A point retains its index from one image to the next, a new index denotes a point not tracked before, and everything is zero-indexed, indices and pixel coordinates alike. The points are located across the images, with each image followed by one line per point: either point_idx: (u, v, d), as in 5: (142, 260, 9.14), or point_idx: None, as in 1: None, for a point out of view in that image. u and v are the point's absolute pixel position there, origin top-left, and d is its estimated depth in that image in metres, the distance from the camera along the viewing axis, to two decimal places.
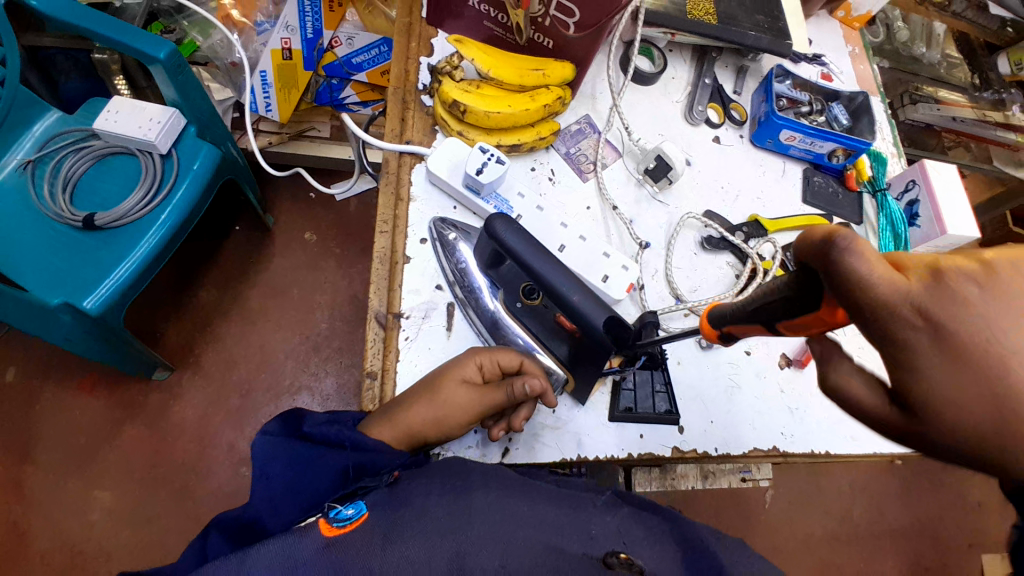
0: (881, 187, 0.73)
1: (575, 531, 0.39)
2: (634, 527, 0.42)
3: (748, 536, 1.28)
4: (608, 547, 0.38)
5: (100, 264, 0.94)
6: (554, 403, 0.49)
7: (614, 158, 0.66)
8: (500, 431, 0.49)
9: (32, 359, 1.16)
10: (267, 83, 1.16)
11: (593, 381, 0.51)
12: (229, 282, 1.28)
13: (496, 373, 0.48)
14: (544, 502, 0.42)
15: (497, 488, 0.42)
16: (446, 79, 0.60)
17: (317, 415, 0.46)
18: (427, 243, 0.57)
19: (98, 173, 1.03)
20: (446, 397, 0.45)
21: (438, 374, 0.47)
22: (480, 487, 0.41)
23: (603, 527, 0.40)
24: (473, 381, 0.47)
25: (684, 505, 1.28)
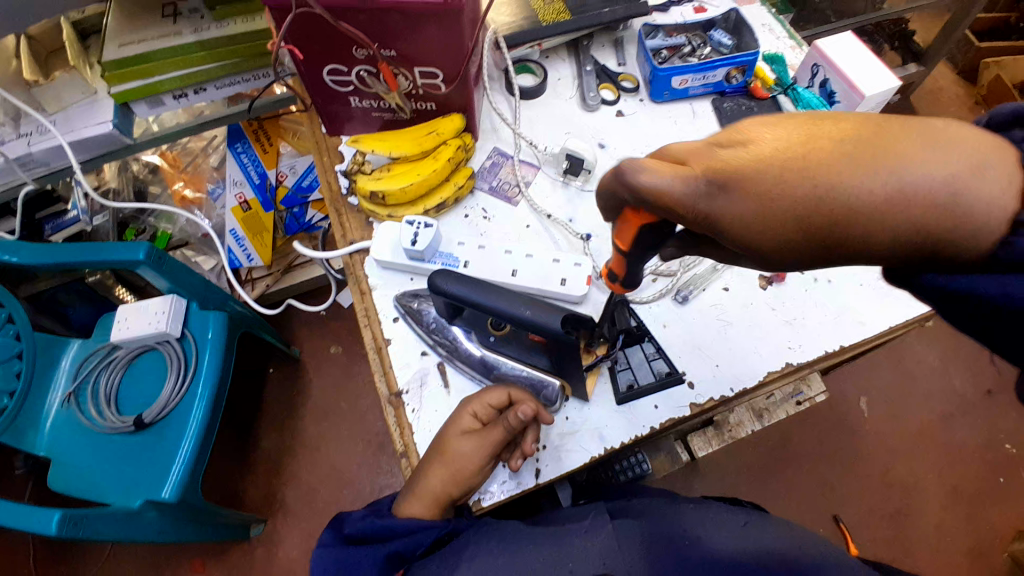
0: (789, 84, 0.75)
1: (557, 565, 0.41)
2: (620, 547, 0.43)
3: (856, 451, 1.23)
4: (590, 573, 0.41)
5: (162, 454, 1.03)
6: (554, 415, 0.52)
7: (534, 173, 0.70)
8: (518, 459, 0.51)
9: (141, 561, 1.22)
10: (241, 237, 1.27)
11: (582, 378, 0.54)
12: (282, 422, 1.36)
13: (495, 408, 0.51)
14: (528, 542, 0.44)
15: (485, 547, 0.43)
16: (358, 176, 0.66)
17: (356, 511, 0.51)
18: (399, 320, 0.61)
19: (132, 378, 1.13)
20: (452, 451, 0.49)
21: (441, 433, 0.51)
22: (465, 554, 0.43)
23: (584, 556, 0.42)
24: (473, 428, 0.50)
25: (780, 444, 1.24)
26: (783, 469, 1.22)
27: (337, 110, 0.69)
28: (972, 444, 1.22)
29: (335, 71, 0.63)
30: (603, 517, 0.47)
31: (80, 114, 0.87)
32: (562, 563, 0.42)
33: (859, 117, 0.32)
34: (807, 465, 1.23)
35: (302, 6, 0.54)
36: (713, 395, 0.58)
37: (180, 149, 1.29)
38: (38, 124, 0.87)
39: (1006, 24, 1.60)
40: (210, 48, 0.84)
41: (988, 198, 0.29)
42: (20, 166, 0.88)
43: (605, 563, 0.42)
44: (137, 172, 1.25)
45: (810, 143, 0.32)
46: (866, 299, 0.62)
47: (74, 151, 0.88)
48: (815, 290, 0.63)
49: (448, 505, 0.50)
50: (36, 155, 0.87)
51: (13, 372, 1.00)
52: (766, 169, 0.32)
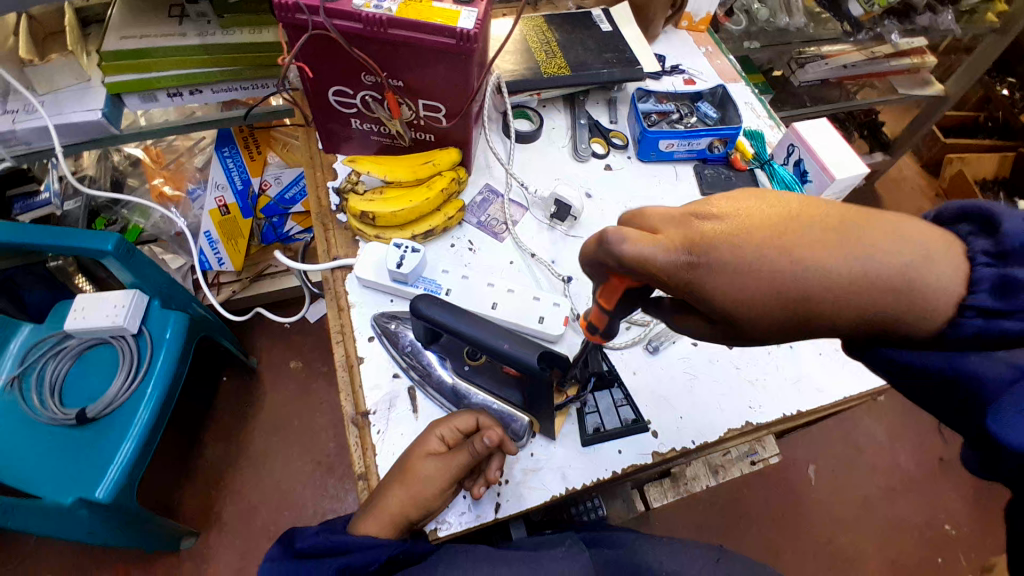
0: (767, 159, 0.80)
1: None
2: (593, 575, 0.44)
3: (801, 515, 1.26)
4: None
5: (99, 454, 0.98)
6: (519, 448, 0.52)
7: (522, 213, 0.73)
8: (480, 488, 0.52)
9: (59, 567, 1.14)
10: (214, 240, 1.26)
11: (550, 414, 0.55)
12: (230, 433, 1.31)
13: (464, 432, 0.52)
14: (505, 566, 0.44)
15: (463, 564, 0.44)
16: (351, 195, 0.67)
17: (309, 528, 0.50)
18: (374, 339, 0.62)
19: (80, 370, 1.09)
20: (417, 475, 0.49)
21: (406, 457, 0.51)
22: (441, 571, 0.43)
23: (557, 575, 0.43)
24: (438, 453, 0.51)
25: (729, 503, 1.27)
26: (730, 527, 1.24)
27: (337, 129, 0.70)
28: (908, 520, 1.27)
29: (341, 93, 0.65)
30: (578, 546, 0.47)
31: (71, 98, 0.86)
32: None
33: (829, 198, 0.35)
34: (753, 525, 1.25)
35: (319, 28, 0.56)
36: (674, 445, 0.60)
37: (166, 146, 1.28)
38: (26, 103, 0.85)
39: (975, 122, 1.74)
40: (213, 53, 0.85)
41: (937, 281, 0.33)
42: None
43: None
44: (116, 163, 1.24)
45: (788, 218, 0.36)
46: (823, 367, 0.66)
47: (59, 134, 0.86)
48: (777, 354, 0.66)
49: (405, 529, 0.50)
50: (19, 133, 0.85)
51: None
52: (743, 232, 0.35)
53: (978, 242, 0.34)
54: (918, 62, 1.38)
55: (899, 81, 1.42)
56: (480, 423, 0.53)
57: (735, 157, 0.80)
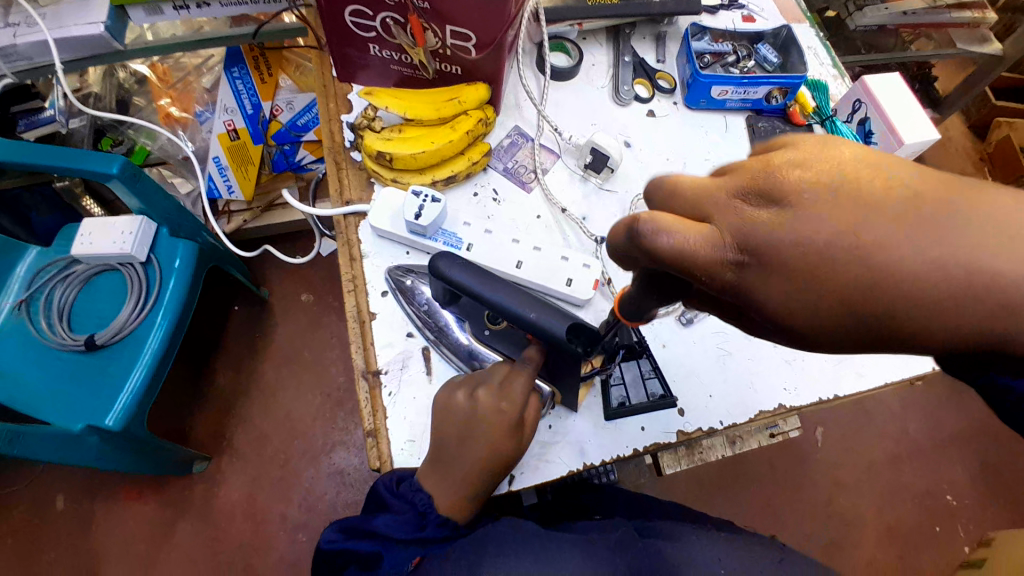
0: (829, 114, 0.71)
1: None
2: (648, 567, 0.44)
3: (803, 481, 1.25)
4: None
5: (110, 379, 0.98)
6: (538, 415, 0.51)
7: (553, 161, 0.66)
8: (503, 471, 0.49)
9: (76, 484, 1.18)
10: (223, 166, 1.20)
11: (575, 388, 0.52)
12: (241, 362, 1.31)
13: (491, 411, 0.48)
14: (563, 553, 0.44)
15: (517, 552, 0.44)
16: (366, 133, 0.60)
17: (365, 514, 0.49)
18: (388, 295, 0.57)
19: (88, 296, 1.08)
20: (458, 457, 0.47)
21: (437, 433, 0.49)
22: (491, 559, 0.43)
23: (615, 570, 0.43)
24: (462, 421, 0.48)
25: (734, 467, 1.25)
26: (732, 487, 1.24)
27: (353, 55, 0.63)
28: (915, 488, 1.25)
29: (359, 13, 0.57)
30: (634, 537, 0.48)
31: (71, 10, 0.78)
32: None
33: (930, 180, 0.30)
34: (755, 484, 1.25)
35: None
36: (701, 425, 0.56)
37: (173, 63, 1.19)
38: (26, 15, 0.79)
39: None
40: None
41: None
42: (1, 57, 0.81)
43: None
44: (122, 80, 1.16)
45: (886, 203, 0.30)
46: None
47: (60, 49, 0.80)
48: None
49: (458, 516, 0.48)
50: (20, 48, 0.79)
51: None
52: None
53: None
54: (974, 21, 1.19)
55: (958, 33, 1.24)
56: (502, 407, 0.48)
57: (793, 111, 0.71)
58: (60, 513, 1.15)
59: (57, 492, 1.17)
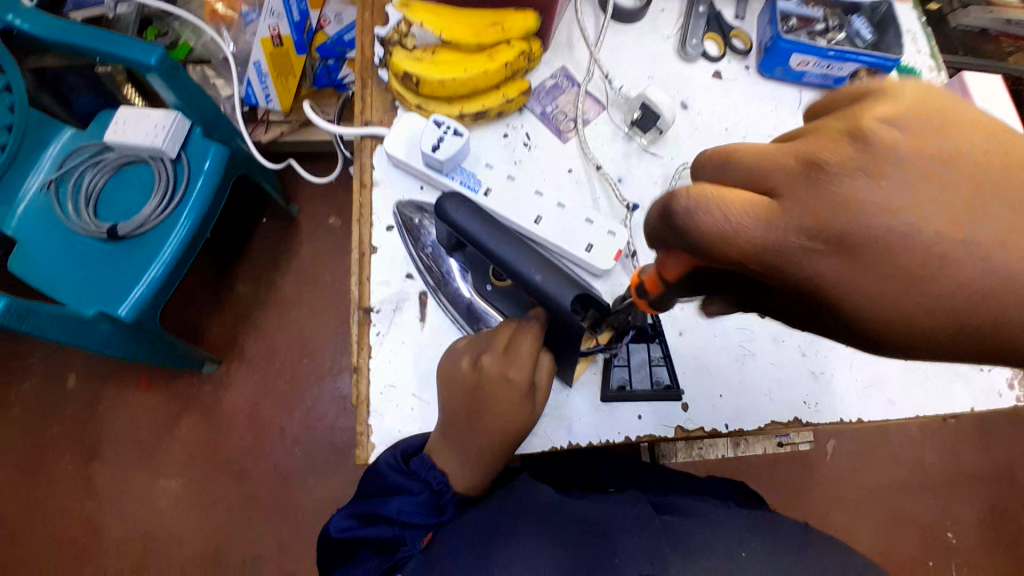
0: None
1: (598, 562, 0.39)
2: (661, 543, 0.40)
3: (807, 491, 1.20)
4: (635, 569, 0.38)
5: (130, 270, 0.98)
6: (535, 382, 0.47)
7: (598, 112, 0.60)
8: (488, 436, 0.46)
9: (88, 366, 1.17)
10: (263, 72, 1.14)
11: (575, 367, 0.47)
12: (261, 273, 1.26)
13: (487, 378, 0.45)
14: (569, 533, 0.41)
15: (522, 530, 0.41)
16: (395, 50, 0.54)
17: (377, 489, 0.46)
18: (393, 230, 0.53)
19: (118, 184, 1.06)
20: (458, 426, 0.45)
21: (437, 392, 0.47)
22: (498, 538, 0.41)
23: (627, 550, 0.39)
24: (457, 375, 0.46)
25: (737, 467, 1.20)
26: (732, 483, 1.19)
27: None
28: (918, 518, 1.19)
29: None
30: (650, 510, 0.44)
31: None
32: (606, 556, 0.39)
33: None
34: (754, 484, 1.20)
35: None
36: (704, 425, 0.51)
37: None
38: None
39: None
40: None
41: None
42: None
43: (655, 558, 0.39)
44: None
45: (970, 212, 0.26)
46: (907, 377, 0.54)
47: None
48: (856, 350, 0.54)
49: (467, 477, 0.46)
50: None
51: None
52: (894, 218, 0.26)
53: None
54: None
55: None
56: (510, 376, 0.44)
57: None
58: (71, 391, 1.16)
59: (70, 370, 1.17)
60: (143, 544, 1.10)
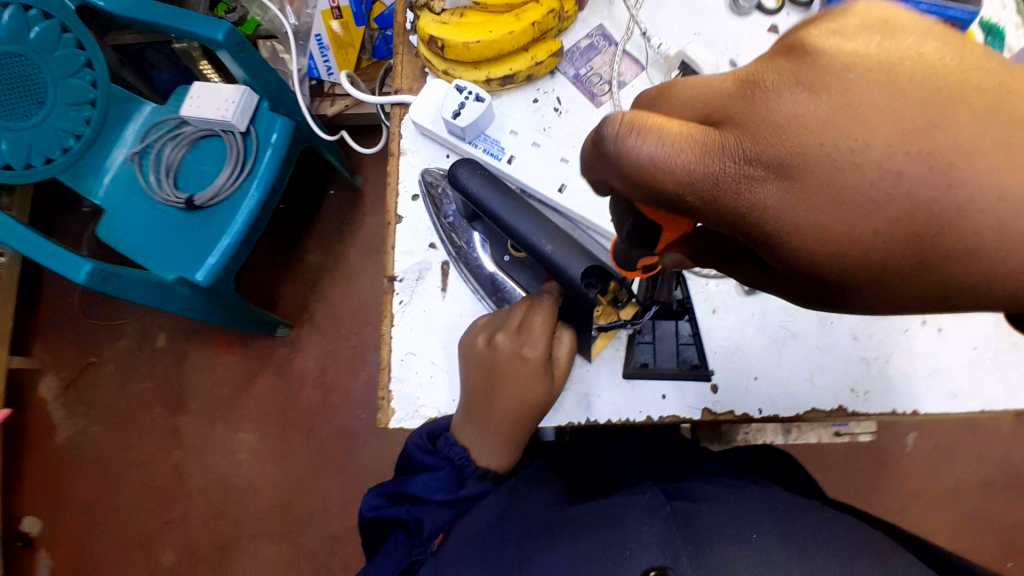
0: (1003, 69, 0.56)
1: (610, 551, 0.38)
2: (673, 536, 0.39)
3: (889, 487, 1.09)
4: (644, 562, 0.36)
5: (206, 238, 1.05)
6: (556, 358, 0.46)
7: (635, 73, 0.56)
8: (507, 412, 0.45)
9: (174, 326, 1.22)
10: (324, 45, 1.17)
11: (586, 335, 0.47)
12: (330, 242, 1.29)
13: (501, 355, 0.44)
14: (586, 530, 0.40)
15: (538, 531, 0.41)
16: (423, 14, 0.53)
17: (410, 472, 0.47)
18: (418, 200, 0.53)
19: (195, 156, 1.12)
20: (475, 392, 0.45)
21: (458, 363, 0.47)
22: (515, 531, 0.41)
23: (639, 541, 0.38)
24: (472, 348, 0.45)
25: (804, 453, 1.10)
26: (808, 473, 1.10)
27: None
28: (1008, 519, 1.07)
29: None
30: (662, 501, 0.42)
31: None
32: (617, 547, 0.38)
33: None
34: (827, 474, 1.11)
35: None
36: (734, 408, 0.48)
37: None
38: None
39: None
40: None
41: None
42: None
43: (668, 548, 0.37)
44: None
45: None
46: (973, 368, 0.48)
47: None
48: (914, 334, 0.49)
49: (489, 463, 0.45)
50: None
51: (85, 118, 0.84)
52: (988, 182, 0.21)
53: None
54: None
55: None
56: (524, 355, 0.44)
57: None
58: (161, 349, 1.21)
59: (160, 329, 1.22)
60: (223, 493, 1.16)
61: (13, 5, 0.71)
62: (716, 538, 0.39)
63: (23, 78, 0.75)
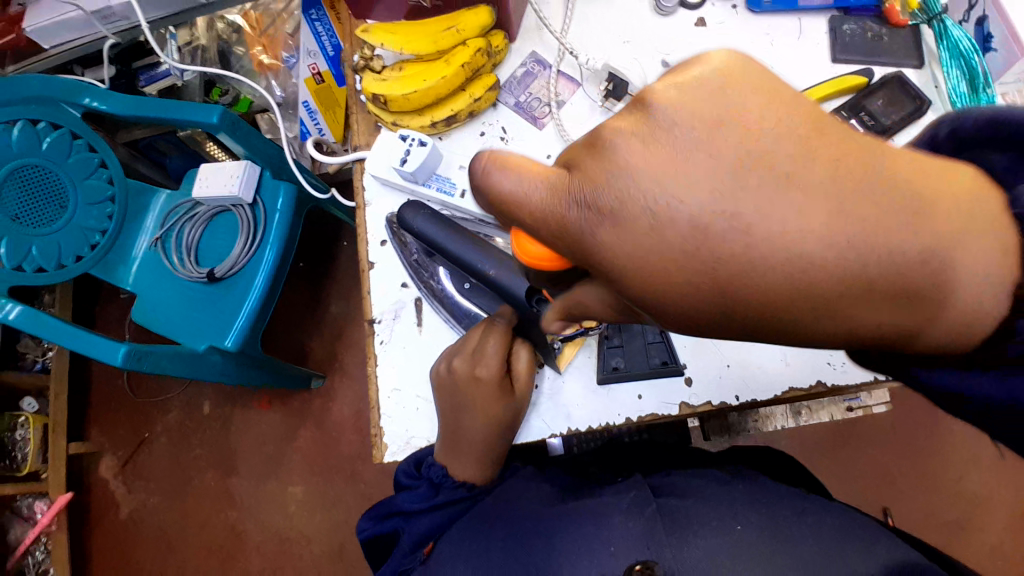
0: (937, 12, 0.57)
1: (593, 550, 0.38)
2: (658, 528, 0.39)
3: (958, 455, 1.02)
4: (628, 559, 0.37)
5: (230, 307, 1.08)
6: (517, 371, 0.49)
7: (572, 91, 0.59)
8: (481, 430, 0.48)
9: (216, 392, 1.29)
10: (313, 110, 1.19)
11: (544, 342, 0.49)
12: (349, 291, 1.33)
13: (467, 378, 0.48)
14: (572, 529, 0.41)
15: (526, 536, 0.42)
16: (365, 74, 0.58)
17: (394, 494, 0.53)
18: (387, 244, 0.57)
19: (211, 233, 1.15)
20: (450, 416, 0.48)
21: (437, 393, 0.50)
22: (503, 537, 0.43)
23: (623, 539, 0.38)
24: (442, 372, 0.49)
25: (851, 428, 1.05)
26: (866, 450, 1.04)
27: None
28: None
29: None
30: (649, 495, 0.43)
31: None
32: (602, 545, 0.38)
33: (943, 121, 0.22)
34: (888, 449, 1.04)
35: None
36: (710, 399, 0.49)
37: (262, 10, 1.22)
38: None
39: None
40: None
41: None
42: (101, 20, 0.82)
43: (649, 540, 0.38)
44: (220, 31, 1.19)
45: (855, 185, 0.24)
46: None
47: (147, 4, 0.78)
48: None
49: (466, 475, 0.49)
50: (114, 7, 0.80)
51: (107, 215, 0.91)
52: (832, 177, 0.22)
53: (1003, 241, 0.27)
54: None
55: None
56: (477, 375, 0.47)
57: (891, 9, 0.59)
58: (207, 416, 1.28)
59: (204, 397, 1.29)
60: (279, 546, 1.21)
61: (21, 123, 0.79)
62: (702, 527, 0.39)
63: (46, 187, 0.83)
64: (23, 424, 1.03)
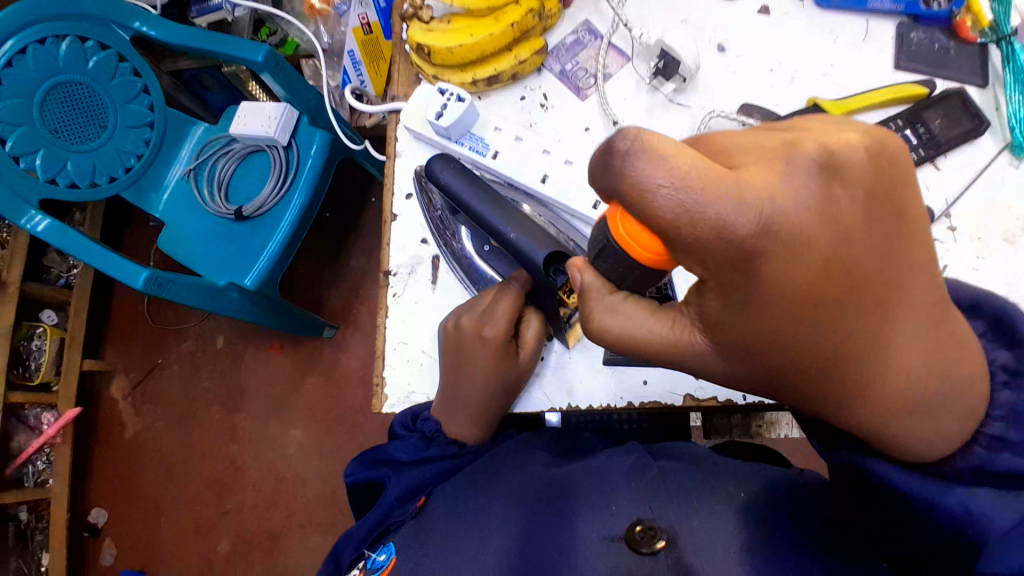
0: (1007, 32, 0.54)
1: (596, 506, 0.41)
2: (659, 491, 0.41)
3: None
4: (630, 517, 0.39)
5: (254, 247, 1.09)
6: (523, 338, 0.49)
7: (621, 65, 0.57)
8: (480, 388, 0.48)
9: (231, 329, 1.32)
10: (357, 61, 1.15)
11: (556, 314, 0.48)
12: (372, 247, 1.33)
13: (472, 337, 0.47)
14: (575, 483, 0.43)
15: (524, 481, 0.45)
16: (412, 23, 0.56)
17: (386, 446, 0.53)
18: (412, 198, 0.56)
19: (244, 170, 1.15)
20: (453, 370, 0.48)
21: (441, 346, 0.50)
22: (504, 478, 0.45)
23: (626, 499, 0.40)
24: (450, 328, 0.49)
25: None
26: None
27: None
28: None
29: None
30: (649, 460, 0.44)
31: None
32: (604, 504, 0.41)
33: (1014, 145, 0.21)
34: None
35: None
36: (716, 394, 0.48)
37: None
38: None
39: None
40: None
41: None
42: None
43: (647, 502, 0.40)
44: None
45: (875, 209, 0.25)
46: None
47: None
48: None
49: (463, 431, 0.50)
50: None
51: (143, 139, 0.92)
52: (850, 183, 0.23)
53: (982, 343, 0.31)
54: None
55: None
56: (483, 333, 0.47)
57: (962, 22, 0.55)
58: (220, 351, 1.31)
59: (218, 332, 1.32)
60: (275, 484, 1.24)
61: (70, 38, 0.78)
62: (694, 495, 0.40)
63: (87, 106, 0.83)
64: (41, 334, 1.06)
